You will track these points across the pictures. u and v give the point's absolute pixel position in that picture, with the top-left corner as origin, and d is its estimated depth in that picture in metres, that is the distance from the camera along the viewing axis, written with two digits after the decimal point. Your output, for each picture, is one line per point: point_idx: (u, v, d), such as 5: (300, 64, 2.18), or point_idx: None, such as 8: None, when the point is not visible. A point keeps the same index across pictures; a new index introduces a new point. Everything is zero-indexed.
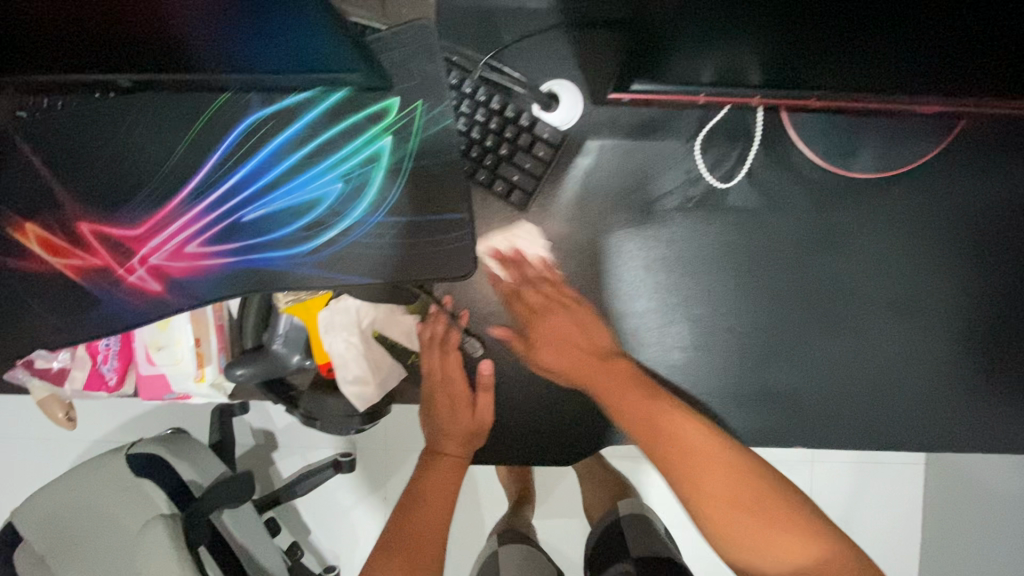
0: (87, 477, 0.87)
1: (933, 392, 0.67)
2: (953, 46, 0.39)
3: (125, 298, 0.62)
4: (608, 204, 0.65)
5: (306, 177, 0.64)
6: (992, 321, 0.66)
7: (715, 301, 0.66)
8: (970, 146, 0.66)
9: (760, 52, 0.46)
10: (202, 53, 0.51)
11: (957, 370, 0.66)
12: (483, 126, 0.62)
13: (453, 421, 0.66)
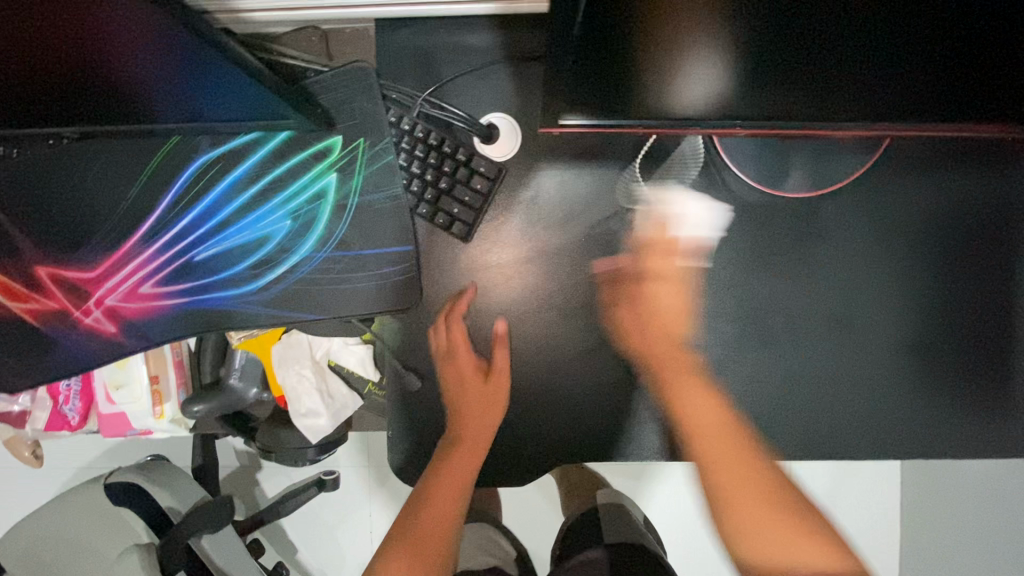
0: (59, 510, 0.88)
1: (867, 399, 0.70)
2: (890, 70, 0.43)
3: (84, 340, 0.63)
4: (553, 232, 0.66)
5: (256, 214, 0.65)
6: (921, 329, 0.69)
7: (719, 302, 0.69)
8: (898, 163, 0.68)
9: (703, 79, 0.47)
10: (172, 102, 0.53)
11: (888, 378, 0.69)
12: (423, 160, 0.64)
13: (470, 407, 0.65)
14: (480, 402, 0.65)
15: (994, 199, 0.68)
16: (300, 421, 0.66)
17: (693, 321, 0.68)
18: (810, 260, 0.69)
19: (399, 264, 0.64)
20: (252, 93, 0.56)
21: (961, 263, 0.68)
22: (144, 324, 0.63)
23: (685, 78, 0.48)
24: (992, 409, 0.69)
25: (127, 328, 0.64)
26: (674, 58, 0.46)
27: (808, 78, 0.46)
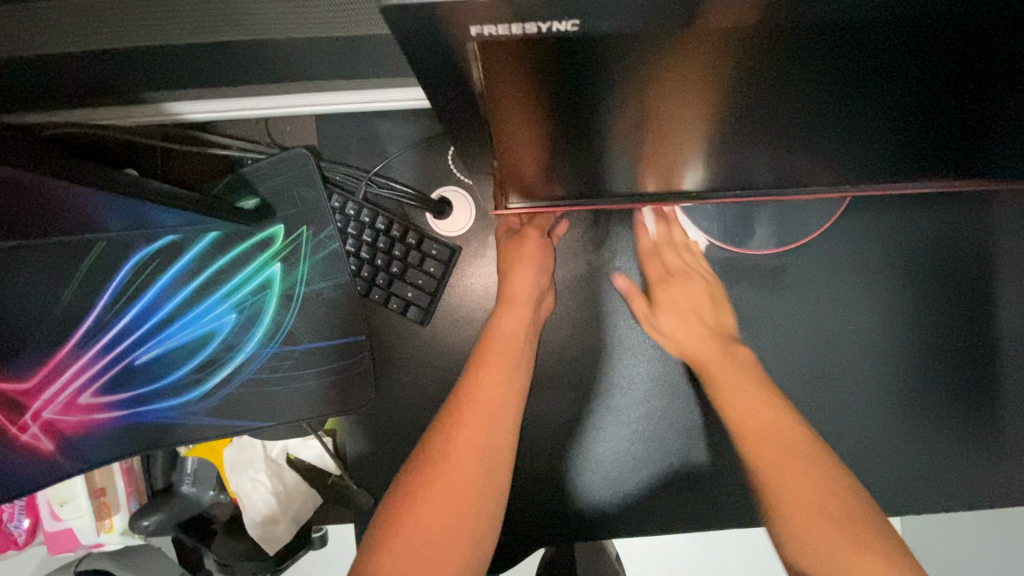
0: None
1: (862, 457, 0.67)
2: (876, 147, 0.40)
3: (17, 463, 0.57)
4: None
5: (199, 309, 0.62)
6: (907, 379, 0.66)
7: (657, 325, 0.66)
8: (868, 212, 0.66)
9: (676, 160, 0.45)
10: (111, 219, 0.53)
11: (881, 432, 0.67)
12: (371, 245, 0.62)
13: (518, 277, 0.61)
14: (526, 262, 0.61)
15: (974, 242, 0.65)
16: (258, 529, 0.62)
17: (644, 361, 0.67)
18: (785, 315, 0.67)
19: (352, 355, 0.61)
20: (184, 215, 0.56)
21: (938, 308, 0.66)
22: (84, 441, 0.59)
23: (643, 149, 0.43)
24: (992, 460, 0.66)
25: (68, 444, 0.59)
26: (636, 150, 0.43)
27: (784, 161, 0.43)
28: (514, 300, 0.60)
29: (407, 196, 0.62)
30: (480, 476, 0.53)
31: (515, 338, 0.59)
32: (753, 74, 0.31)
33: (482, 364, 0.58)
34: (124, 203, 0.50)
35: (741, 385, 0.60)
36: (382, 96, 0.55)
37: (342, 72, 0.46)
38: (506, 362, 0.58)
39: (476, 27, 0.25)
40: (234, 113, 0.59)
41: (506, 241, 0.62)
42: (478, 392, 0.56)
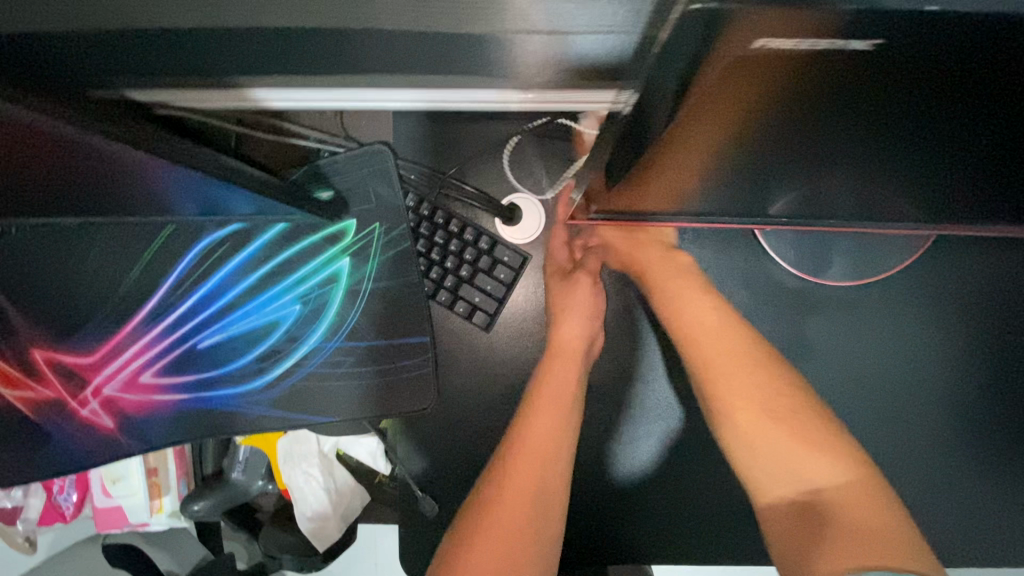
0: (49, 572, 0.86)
1: (934, 506, 0.63)
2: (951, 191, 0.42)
3: (74, 435, 0.59)
4: None
5: (263, 299, 0.61)
6: (986, 427, 0.63)
7: None
8: (952, 251, 0.63)
9: (770, 186, 0.46)
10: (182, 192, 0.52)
11: (954, 481, 0.63)
12: (442, 247, 0.63)
13: (566, 326, 0.60)
14: (576, 311, 0.60)
15: None
16: (308, 524, 0.61)
17: None
18: (860, 351, 0.64)
19: (416, 356, 0.60)
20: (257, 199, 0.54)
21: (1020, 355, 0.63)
22: (143, 422, 0.60)
23: (740, 179, 0.43)
24: None
25: (127, 422, 0.60)
26: (731, 178, 0.43)
27: (852, 192, 0.46)
28: (562, 349, 0.59)
29: (481, 201, 0.62)
30: (534, 520, 0.52)
31: (565, 385, 0.58)
32: (895, 114, 0.27)
33: (532, 408, 0.57)
34: (186, 179, 0.48)
35: (692, 292, 0.60)
36: (471, 98, 0.52)
37: (445, 74, 0.45)
38: (557, 406, 0.57)
39: (759, 40, 0.19)
40: (312, 104, 0.57)
41: (555, 281, 0.63)
42: (529, 442, 0.55)
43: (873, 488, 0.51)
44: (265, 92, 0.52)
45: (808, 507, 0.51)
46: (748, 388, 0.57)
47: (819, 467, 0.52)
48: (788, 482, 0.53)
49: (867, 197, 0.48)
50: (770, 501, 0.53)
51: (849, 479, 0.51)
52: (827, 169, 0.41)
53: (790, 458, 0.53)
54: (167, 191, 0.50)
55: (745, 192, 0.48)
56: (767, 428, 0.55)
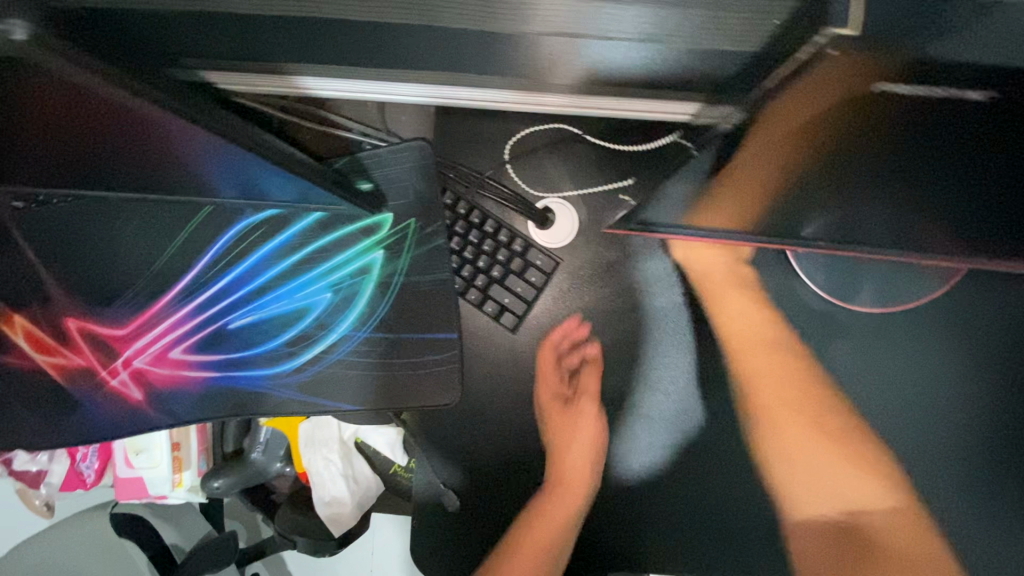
0: (72, 532, 0.90)
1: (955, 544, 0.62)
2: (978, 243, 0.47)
3: (102, 404, 0.61)
4: (606, 324, 0.65)
5: (296, 284, 0.62)
6: (1012, 468, 0.62)
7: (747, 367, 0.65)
8: (983, 287, 0.63)
9: (809, 215, 0.50)
10: (219, 177, 0.52)
11: (978, 521, 0.61)
12: (476, 246, 0.65)
13: (567, 454, 0.65)
14: (576, 441, 0.65)
15: None
16: (324, 509, 0.62)
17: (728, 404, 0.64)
18: (884, 379, 0.64)
19: (440, 351, 0.61)
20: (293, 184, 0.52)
21: None
22: (170, 396, 0.60)
23: (788, 203, 0.48)
24: None
25: (153, 395, 0.61)
26: (779, 201, 0.48)
27: (889, 233, 0.50)
28: (569, 483, 0.64)
29: (516, 204, 0.64)
30: None
31: (564, 525, 0.63)
32: (908, 171, 0.35)
33: (539, 514, 0.64)
34: (223, 161, 0.48)
35: (735, 298, 0.64)
36: (508, 97, 0.53)
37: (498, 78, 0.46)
38: (557, 525, 0.63)
39: (879, 82, 0.26)
40: (353, 95, 0.57)
41: (552, 407, 0.66)
42: (532, 538, 0.63)
43: (913, 514, 0.62)
44: (311, 80, 0.52)
45: (852, 524, 0.63)
46: (820, 417, 0.64)
47: (873, 494, 0.63)
48: (821, 502, 0.63)
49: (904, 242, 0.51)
50: (806, 517, 0.63)
51: (897, 506, 0.62)
52: (871, 204, 0.45)
53: (847, 485, 0.63)
54: (208, 175, 0.51)
55: (791, 221, 0.52)
56: (827, 458, 0.64)
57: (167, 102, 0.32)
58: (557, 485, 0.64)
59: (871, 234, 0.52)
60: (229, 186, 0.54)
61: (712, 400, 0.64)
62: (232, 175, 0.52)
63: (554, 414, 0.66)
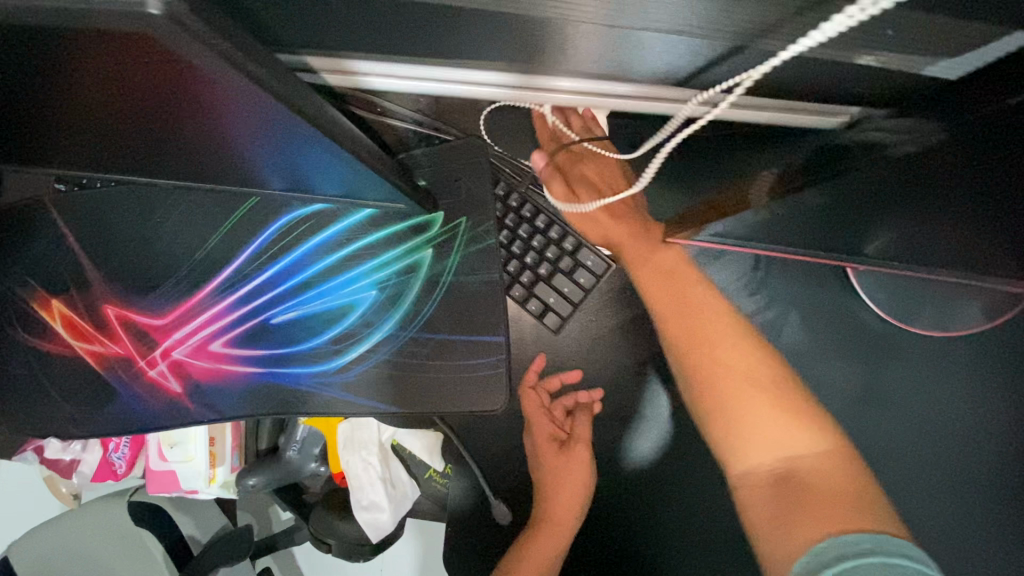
0: (92, 519, 0.90)
1: None
2: None
3: (142, 395, 0.59)
4: (654, 336, 0.63)
5: (341, 279, 0.60)
6: None
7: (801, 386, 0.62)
8: None
9: (876, 220, 0.47)
10: (273, 167, 0.50)
11: None
12: (524, 241, 0.64)
13: (554, 497, 0.62)
14: (565, 485, 0.63)
15: None
16: (362, 513, 0.61)
17: None
18: (943, 402, 0.61)
19: (487, 352, 0.59)
20: (341, 169, 0.48)
21: None
22: (211, 390, 0.59)
23: (858, 205, 0.44)
24: None
25: (193, 388, 0.59)
26: (851, 203, 0.44)
27: (955, 254, 0.47)
28: (553, 525, 0.62)
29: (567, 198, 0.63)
30: None
31: (549, 561, 0.61)
32: (941, 215, 0.43)
33: (521, 555, 0.61)
34: (283, 153, 0.46)
35: (668, 286, 0.59)
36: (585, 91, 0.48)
37: (567, 64, 0.44)
38: (542, 564, 0.60)
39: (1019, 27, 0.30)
40: (411, 91, 0.53)
41: (545, 448, 0.64)
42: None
43: (849, 463, 0.51)
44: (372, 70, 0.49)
45: (787, 475, 0.50)
46: (743, 361, 0.56)
47: (795, 437, 0.52)
48: (764, 452, 0.52)
49: (973, 263, 0.48)
50: (745, 470, 0.53)
51: (824, 449, 0.51)
52: (947, 207, 0.42)
53: (771, 425, 0.53)
54: (263, 165, 0.50)
55: (858, 229, 0.49)
56: (765, 408, 0.53)
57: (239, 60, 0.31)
58: (541, 521, 0.62)
59: (937, 254, 0.48)
60: (276, 174, 0.52)
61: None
62: (287, 167, 0.50)
63: (548, 455, 0.64)
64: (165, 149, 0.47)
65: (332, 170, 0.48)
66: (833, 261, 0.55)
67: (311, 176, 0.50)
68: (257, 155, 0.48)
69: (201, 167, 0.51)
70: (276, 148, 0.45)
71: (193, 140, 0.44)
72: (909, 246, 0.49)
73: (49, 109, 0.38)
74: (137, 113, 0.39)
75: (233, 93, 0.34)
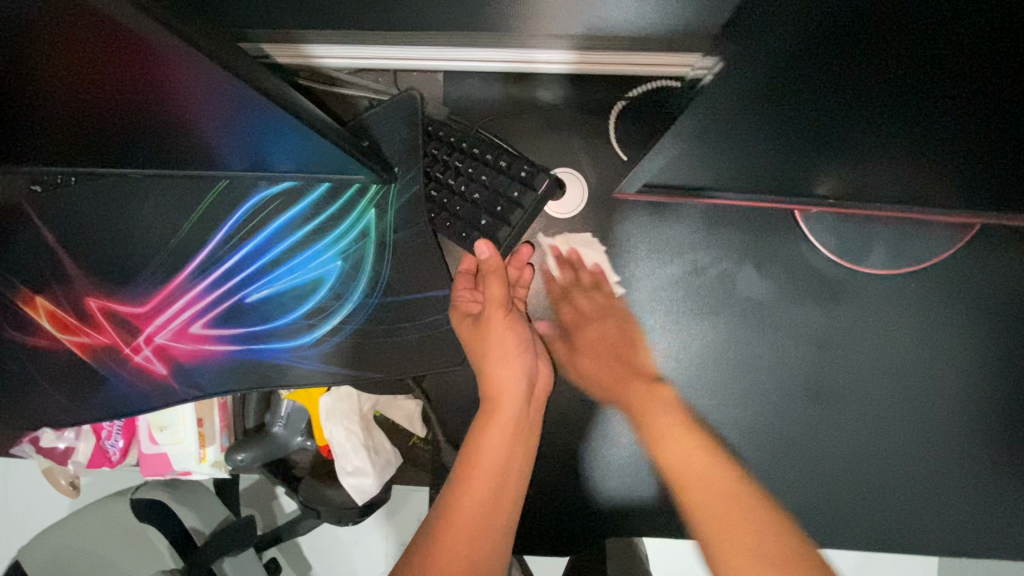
0: (95, 515, 0.92)
1: (962, 492, 0.62)
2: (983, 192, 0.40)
3: (129, 378, 0.62)
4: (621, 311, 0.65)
5: (309, 254, 0.62)
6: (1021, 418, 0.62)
7: (762, 333, 0.64)
8: (999, 240, 0.62)
9: (833, 177, 0.45)
10: (230, 147, 0.52)
11: (985, 468, 0.62)
12: (459, 170, 0.62)
13: (494, 362, 0.57)
14: (495, 352, 0.57)
15: None
16: (348, 479, 0.63)
17: (741, 366, 0.64)
18: (897, 335, 0.63)
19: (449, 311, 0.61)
20: (293, 141, 0.49)
21: None
22: (194, 370, 0.61)
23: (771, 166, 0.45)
24: None
25: (176, 368, 0.62)
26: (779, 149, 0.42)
27: (899, 194, 0.45)
28: (500, 395, 0.55)
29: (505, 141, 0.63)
30: (481, 541, 0.47)
31: (502, 433, 0.53)
32: (873, 159, 0.40)
33: (471, 453, 0.52)
34: (233, 135, 0.48)
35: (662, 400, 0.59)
36: (541, 59, 0.53)
37: (535, 36, 0.46)
38: (503, 441, 0.52)
39: None
40: (367, 63, 0.56)
41: (467, 330, 0.59)
42: (472, 492, 0.49)
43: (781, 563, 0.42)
44: (324, 50, 0.51)
45: None
46: (699, 470, 0.49)
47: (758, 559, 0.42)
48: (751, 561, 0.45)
49: (913, 197, 0.45)
50: None
51: None
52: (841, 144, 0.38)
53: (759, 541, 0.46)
54: (219, 147, 0.52)
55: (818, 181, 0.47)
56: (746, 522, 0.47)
57: (176, 27, 0.31)
58: (488, 398, 0.55)
59: (884, 191, 0.46)
60: (233, 154, 0.53)
61: (725, 364, 0.64)
62: (243, 147, 0.51)
63: (470, 317, 0.60)
64: (122, 138, 0.49)
65: (285, 142, 0.49)
66: (793, 204, 0.53)
67: (267, 152, 0.52)
68: (208, 137, 0.50)
69: (161, 153, 0.53)
70: (228, 130, 0.47)
71: (144, 125, 0.46)
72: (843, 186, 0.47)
73: (12, 108, 0.40)
74: (83, 102, 0.40)
75: (188, 77, 0.36)
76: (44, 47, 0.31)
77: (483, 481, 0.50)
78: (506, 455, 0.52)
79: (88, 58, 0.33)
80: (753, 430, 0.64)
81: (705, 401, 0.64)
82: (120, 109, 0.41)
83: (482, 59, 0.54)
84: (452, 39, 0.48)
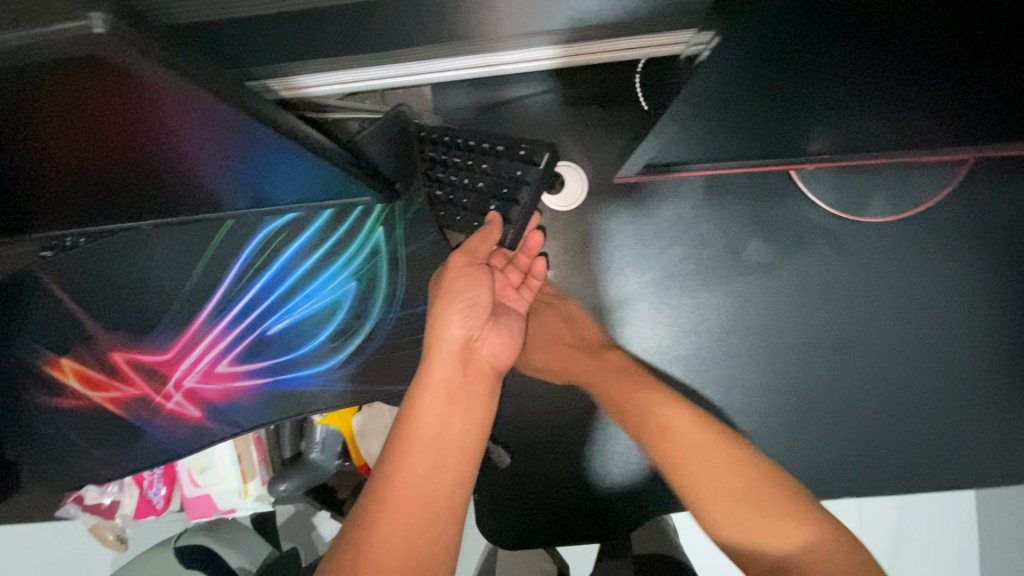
0: None
1: (989, 426, 0.63)
2: (970, 123, 0.40)
3: (164, 425, 0.63)
4: (631, 295, 0.67)
5: (322, 279, 0.63)
6: None
7: (774, 294, 0.65)
8: (990, 175, 0.63)
9: (826, 132, 0.46)
10: (233, 185, 0.53)
11: (1007, 398, 0.63)
12: (457, 162, 0.60)
13: (441, 315, 0.50)
14: (439, 305, 0.51)
15: None
16: None
17: (758, 330, 0.65)
18: (903, 278, 0.64)
19: None
20: (295, 168, 0.49)
21: None
22: (227, 407, 0.62)
23: (762, 129, 0.46)
24: None
25: (209, 408, 0.63)
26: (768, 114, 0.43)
27: (891, 141, 0.45)
28: (443, 354, 0.49)
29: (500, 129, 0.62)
30: (422, 517, 0.43)
31: (444, 396, 0.48)
32: (862, 106, 0.40)
33: (410, 422, 0.46)
34: (235, 173, 0.49)
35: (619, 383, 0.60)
36: (524, 57, 0.54)
37: (510, 37, 0.47)
38: (445, 405, 0.47)
39: None
40: (358, 85, 0.57)
41: None
42: (409, 464, 0.44)
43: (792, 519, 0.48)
44: (314, 79, 0.53)
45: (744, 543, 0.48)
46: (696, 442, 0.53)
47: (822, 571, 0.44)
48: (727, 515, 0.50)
49: (906, 142, 0.45)
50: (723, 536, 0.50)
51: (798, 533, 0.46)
52: (817, 95, 0.39)
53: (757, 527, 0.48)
54: (222, 187, 0.52)
55: (811, 137, 0.47)
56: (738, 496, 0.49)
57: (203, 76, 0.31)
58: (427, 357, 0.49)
59: (877, 141, 0.46)
60: (237, 191, 0.54)
61: (743, 330, 0.65)
62: (246, 184, 0.52)
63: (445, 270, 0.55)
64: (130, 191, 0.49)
65: (288, 172, 0.50)
66: (788, 165, 0.54)
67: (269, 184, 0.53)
68: (213, 179, 0.50)
69: (167, 201, 0.54)
70: (232, 168, 0.48)
71: (151, 176, 0.47)
72: (835, 140, 0.47)
73: (24, 174, 0.41)
74: (91, 161, 0.41)
75: (190, 124, 0.37)
76: (52, 112, 0.32)
77: (422, 453, 0.45)
78: (449, 419, 0.47)
79: (92, 115, 0.33)
80: (778, 391, 0.65)
81: (728, 371, 0.65)
82: (126, 162, 0.42)
83: (462, 67, 0.56)
84: (439, 53, 0.49)
